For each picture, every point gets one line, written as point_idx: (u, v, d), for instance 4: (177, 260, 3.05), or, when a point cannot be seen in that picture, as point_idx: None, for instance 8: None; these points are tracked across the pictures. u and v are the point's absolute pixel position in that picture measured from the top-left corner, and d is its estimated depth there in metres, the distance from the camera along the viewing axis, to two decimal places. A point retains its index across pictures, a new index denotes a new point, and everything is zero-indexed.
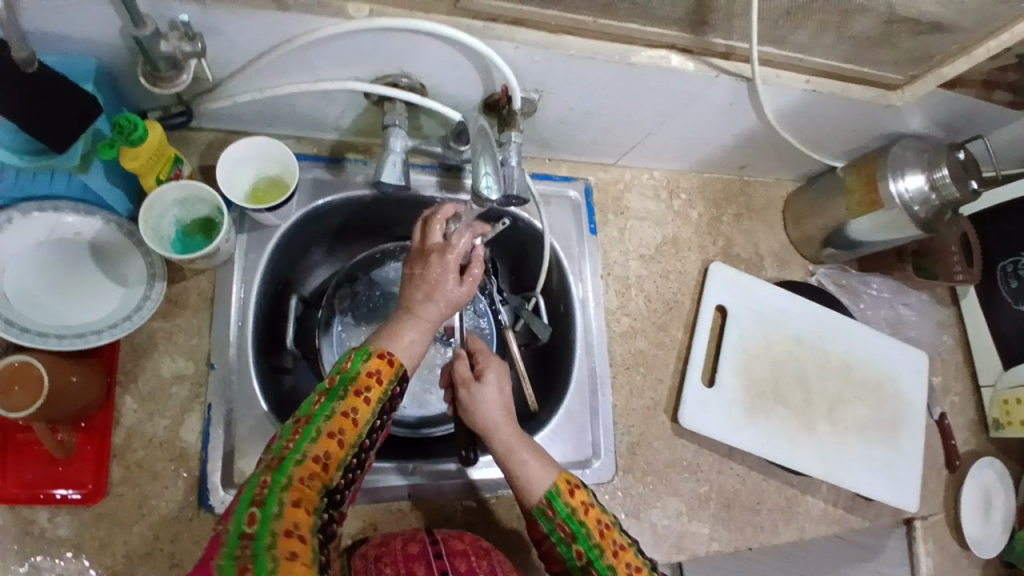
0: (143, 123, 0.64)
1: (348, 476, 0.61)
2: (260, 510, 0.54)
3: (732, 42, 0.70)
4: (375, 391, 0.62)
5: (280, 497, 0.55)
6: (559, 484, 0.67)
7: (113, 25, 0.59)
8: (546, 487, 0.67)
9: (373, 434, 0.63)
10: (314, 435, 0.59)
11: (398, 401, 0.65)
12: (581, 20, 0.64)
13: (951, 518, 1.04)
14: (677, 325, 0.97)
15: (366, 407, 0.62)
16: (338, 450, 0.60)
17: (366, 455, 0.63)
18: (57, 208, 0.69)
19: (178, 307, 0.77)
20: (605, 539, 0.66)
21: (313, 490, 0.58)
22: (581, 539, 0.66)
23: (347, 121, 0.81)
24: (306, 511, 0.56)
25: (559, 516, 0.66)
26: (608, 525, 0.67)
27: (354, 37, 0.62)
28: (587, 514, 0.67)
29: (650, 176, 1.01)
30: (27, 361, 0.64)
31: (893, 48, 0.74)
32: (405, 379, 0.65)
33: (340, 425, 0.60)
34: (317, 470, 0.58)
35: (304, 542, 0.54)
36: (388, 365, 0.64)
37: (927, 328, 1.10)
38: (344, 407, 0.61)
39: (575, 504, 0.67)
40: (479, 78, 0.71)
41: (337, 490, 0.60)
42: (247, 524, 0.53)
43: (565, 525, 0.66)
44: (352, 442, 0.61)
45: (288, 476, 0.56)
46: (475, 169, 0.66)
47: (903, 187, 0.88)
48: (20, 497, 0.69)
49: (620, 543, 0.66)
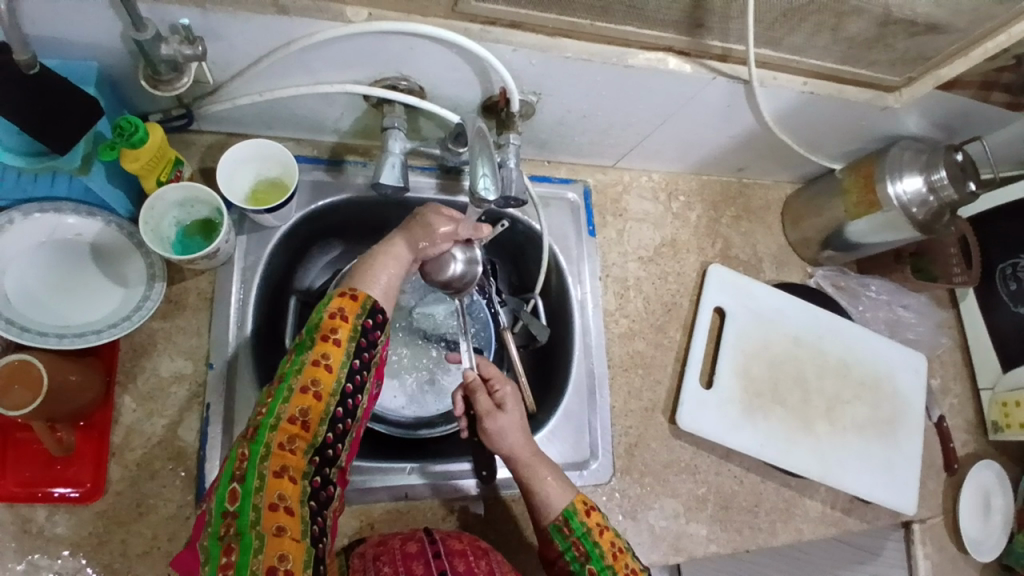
0: (143, 125, 0.65)
1: (335, 429, 0.62)
2: (241, 485, 0.56)
3: (728, 44, 0.71)
4: (342, 333, 0.62)
5: (262, 468, 0.57)
6: (576, 504, 0.71)
7: (115, 28, 0.59)
8: (563, 504, 0.71)
9: (354, 377, 0.63)
10: (286, 394, 0.60)
11: (374, 340, 0.65)
12: (578, 22, 0.65)
13: (949, 520, 1.04)
14: (675, 326, 0.97)
15: (336, 351, 0.62)
16: (314, 404, 0.60)
17: (353, 402, 0.63)
18: (58, 209, 0.70)
19: (178, 307, 0.78)
20: (617, 560, 0.69)
21: (297, 454, 0.59)
22: (594, 559, 0.69)
23: (346, 123, 0.81)
24: (292, 479, 0.58)
25: (575, 534, 0.70)
26: (620, 548, 0.70)
27: (354, 40, 0.63)
28: (601, 535, 0.70)
29: (649, 177, 1.02)
30: (27, 360, 0.64)
31: (890, 49, 0.74)
32: (375, 313, 0.65)
33: (311, 375, 0.60)
34: (297, 431, 0.59)
35: (290, 513, 0.57)
36: (351, 304, 0.63)
37: (926, 329, 1.10)
38: (313, 356, 0.61)
39: (591, 524, 0.70)
40: (478, 81, 0.71)
41: (326, 446, 0.61)
42: (229, 501, 0.56)
43: (580, 543, 0.69)
44: (329, 392, 0.61)
45: (266, 443, 0.58)
46: (474, 171, 0.65)
47: (901, 189, 0.88)
48: (20, 495, 0.69)
49: (631, 566, 0.69)
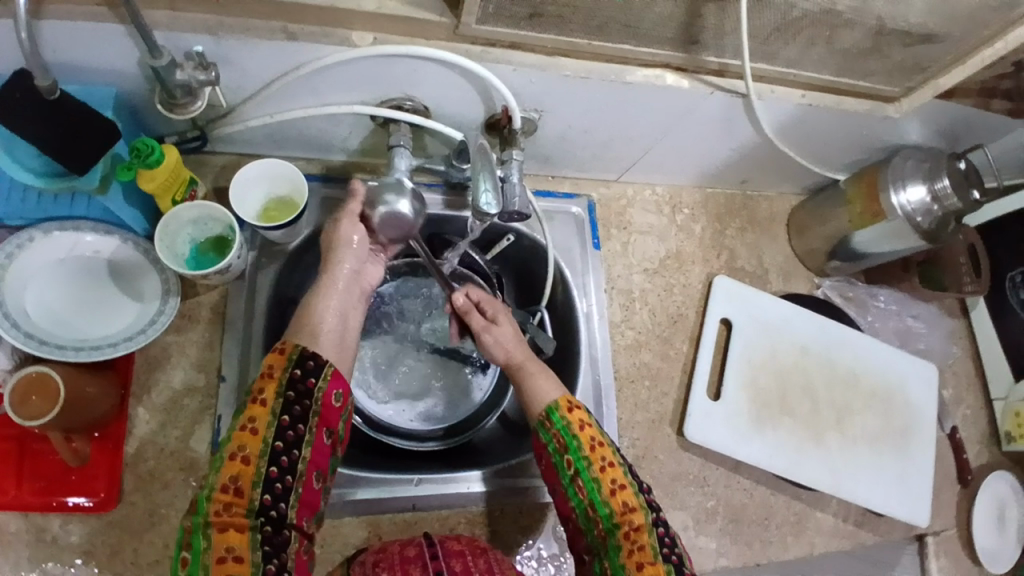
0: (159, 146, 0.68)
1: (274, 489, 0.59)
2: (190, 552, 0.56)
3: (724, 59, 0.72)
4: (268, 391, 0.61)
5: (206, 533, 0.57)
6: (559, 401, 0.71)
7: (133, 55, 0.62)
8: (548, 401, 0.72)
9: (286, 433, 0.61)
10: (217, 463, 0.59)
11: (306, 392, 0.62)
12: (576, 42, 0.67)
13: (965, 533, 1.03)
14: (681, 337, 0.98)
15: (262, 412, 0.60)
16: (244, 469, 0.58)
17: (292, 457, 0.61)
18: (77, 227, 0.73)
19: (192, 321, 0.81)
20: (594, 453, 0.69)
21: (238, 516, 0.58)
22: (572, 450, 0.69)
23: (354, 142, 0.84)
24: (238, 534, 0.57)
25: (556, 427, 0.70)
26: (600, 442, 0.70)
27: (359, 62, 0.65)
28: (581, 430, 0.70)
29: (652, 191, 1.03)
30: (44, 373, 0.66)
31: (886, 60, 0.75)
32: (305, 359, 0.63)
33: (238, 441, 0.59)
34: (231, 499, 0.58)
35: (242, 562, 0.56)
36: (280, 360, 0.63)
37: (937, 339, 1.09)
38: (241, 422, 0.60)
39: (572, 420, 0.70)
40: (480, 100, 0.73)
41: (269, 505, 0.59)
42: (181, 567, 0.56)
43: (559, 436, 0.70)
44: (259, 453, 0.59)
45: (205, 513, 0.57)
46: (475, 186, 0.67)
47: (904, 199, 0.88)
48: (33, 505, 0.71)
49: (608, 459, 0.69)
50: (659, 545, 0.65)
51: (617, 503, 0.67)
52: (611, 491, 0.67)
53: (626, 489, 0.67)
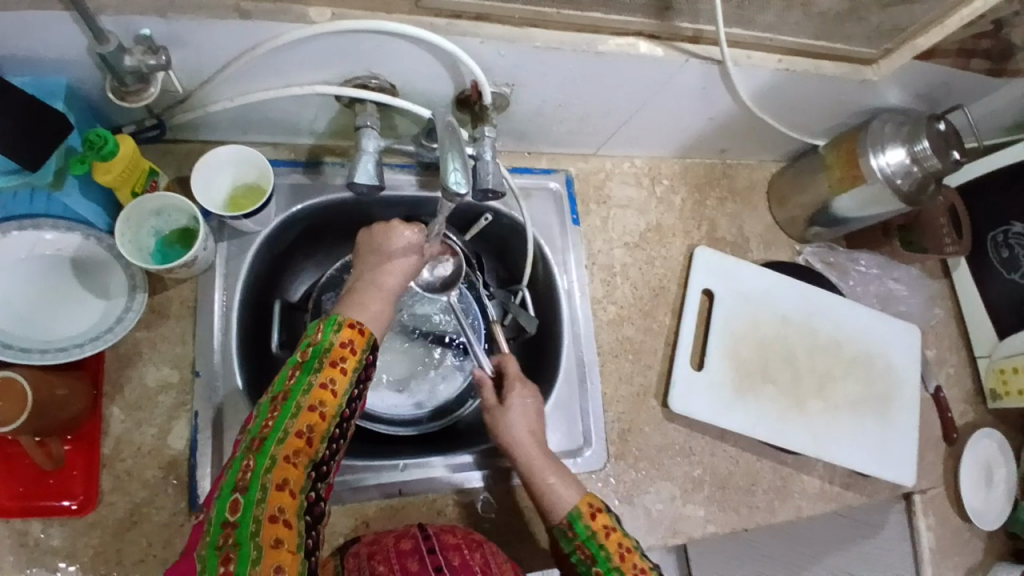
0: (112, 137, 0.65)
1: (333, 449, 0.63)
2: (244, 497, 0.56)
3: (699, 25, 0.70)
4: (349, 362, 0.65)
5: (265, 481, 0.57)
6: (580, 507, 0.70)
7: (80, 43, 0.59)
8: (569, 507, 0.71)
9: (353, 404, 0.65)
10: (294, 410, 0.61)
11: (371, 373, 0.68)
12: (544, 11, 0.64)
13: (951, 491, 1.04)
14: (664, 310, 0.97)
15: (342, 377, 0.64)
16: (319, 422, 0.62)
17: (349, 427, 0.65)
18: (36, 224, 0.70)
19: (161, 316, 0.78)
20: (624, 562, 0.68)
21: (298, 468, 0.60)
22: (600, 561, 0.68)
23: (322, 123, 0.81)
24: (291, 492, 0.58)
25: (580, 537, 0.69)
26: (628, 548, 0.69)
27: (319, 40, 0.62)
28: (607, 537, 0.69)
29: (631, 163, 1.01)
30: (10, 377, 0.64)
31: (864, 22, 0.73)
32: (376, 349, 0.68)
33: (319, 397, 0.62)
34: (301, 446, 0.60)
35: (289, 526, 0.57)
36: (358, 338, 0.67)
37: (918, 301, 1.10)
38: (321, 379, 0.63)
39: (596, 527, 0.69)
40: (448, 75, 0.71)
41: (323, 465, 0.62)
42: (230, 512, 0.55)
43: (585, 547, 0.69)
44: (333, 414, 0.63)
45: (272, 456, 0.59)
46: (443, 166, 0.64)
47: (883, 161, 0.87)
48: (12, 509, 0.70)
49: (639, 566, 0.68)
50: None
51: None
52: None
53: None
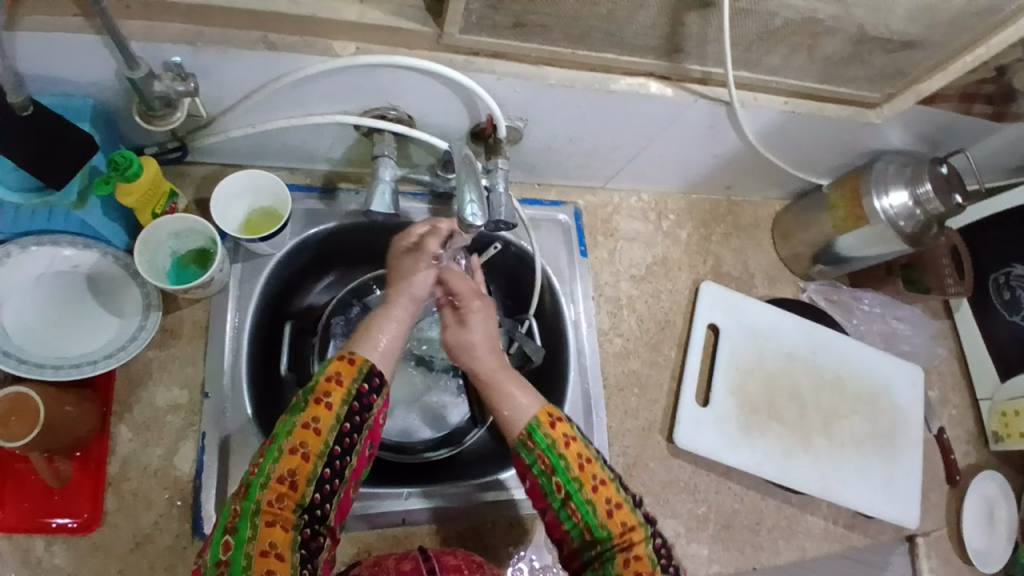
0: (137, 159, 0.67)
1: (323, 488, 0.61)
2: (234, 536, 0.57)
3: (707, 67, 0.72)
4: (334, 396, 0.63)
5: (254, 521, 0.58)
6: (540, 416, 0.67)
7: (111, 68, 0.62)
8: (528, 419, 0.67)
9: (344, 439, 0.63)
10: (276, 455, 0.60)
11: (366, 404, 0.65)
12: (558, 51, 0.67)
13: (955, 534, 1.03)
14: (669, 344, 0.98)
15: (327, 415, 0.62)
16: (302, 464, 0.60)
17: (343, 463, 0.63)
18: (54, 242, 0.71)
19: (173, 336, 0.79)
20: (584, 472, 0.66)
21: (287, 510, 0.59)
22: (559, 472, 0.65)
23: (338, 152, 0.83)
24: (282, 529, 0.58)
25: (539, 447, 0.66)
26: (588, 459, 0.67)
27: (340, 73, 0.65)
28: (568, 447, 0.66)
29: (638, 198, 1.03)
30: (23, 393, 0.65)
31: (867, 67, 0.76)
32: (371, 376, 0.66)
33: (301, 438, 0.61)
34: (285, 491, 0.59)
35: (282, 559, 0.57)
36: (347, 368, 0.65)
37: (921, 341, 1.11)
38: (303, 419, 0.61)
39: (556, 437, 0.67)
40: (464, 110, 0.73)
41: (316, 505, 0.61)
42: (222, 552, 0.56)
43: (545, 457, 0.66)
44: (318, 453, 0.61)
45: (257, 501, 0.58)
46: (459, 196, 0.66)
47: (886, 203, 0.89)
48: (17, 526, 0.70)
49: (599, 476, 0.66)
50: (654, 556, 0.64)
51: (615, 523, 0.64)
52: (607, 512, 0.65)
53: (622, 509, 0.65)
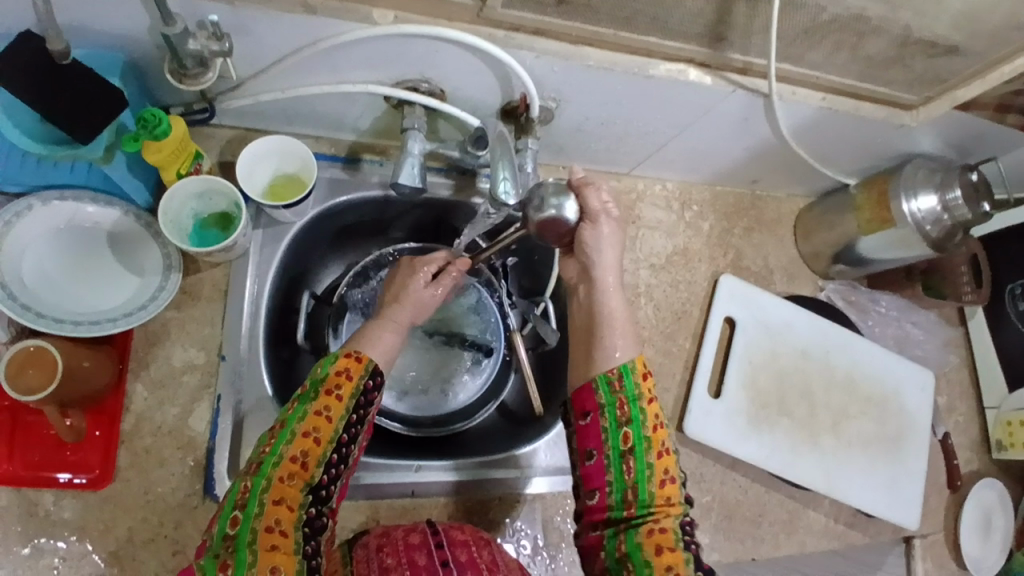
0: (167, 117, 0.65)
1: (331, 472, 0.61)
2: (242, 512, 0.57)
3: (749, 57, 0.71)
4: (345, 389, 0.62)
5: (262, 498, 0.57)
6: (636, 364, 0.64)
7: (143, 22, 0.60)
8: (624, 360, 0.64)
9: (352, 429, 0.62)
10: (288, 436, 0.60)
11: (372, 400, 0.64)
12: (601, 32, 0.65)
13: (950, 537, 1.04)
14: (684, 335, 0.97)
15: (338, 404, 0.62)
16: (314, 447, 0.60)
17: (349, 451, 0.63)
18: (77, 198, 0.71)
19: (192, 298, 0.79)
20: (655, 435, 0.62)
21: (295, 488, 0.58)
22: (635, 424, 0.62)
23: (365, 122, 0.82)
24: (289, 507, 0.58)
25: (625, 393, 0.62)
26: (662, 424, 0.63)
27: (377, 41, 0.63)
28: (649, 405, 0.63)
29: (662, 186, 1.02)
30: (43, 346, 0.65)
31: (908, 68, 0.74)
32: (376, 375, 0.65)
33: (313, 423, 0.60)
34: (296, 470, 0.59)
35: (285, 534, 0.57)
36: (356, 364, 0.64)
37: (934, 347, 1.11)
38: (316, 406, 0.61)
39: (644, 391, 0.63)
40: (499, 86, 0.72)
41: (322, 487, 0.60)
42: (230, 526, 0.56)
43: (626, 405, 0.62)
44: (328, 440, 0.61)
45: (268, 477, 0.58)
46: (493, 174, 0.66)
47: (915, 206, 0.88)
48: (26, 479, 0.70)
49: (666, 446, 0.63)
50: (681, 534, 0.60)
51: (662, 494, 0.61)
52: (660, 482, 0.61)
53: (675, 484, 0.62)
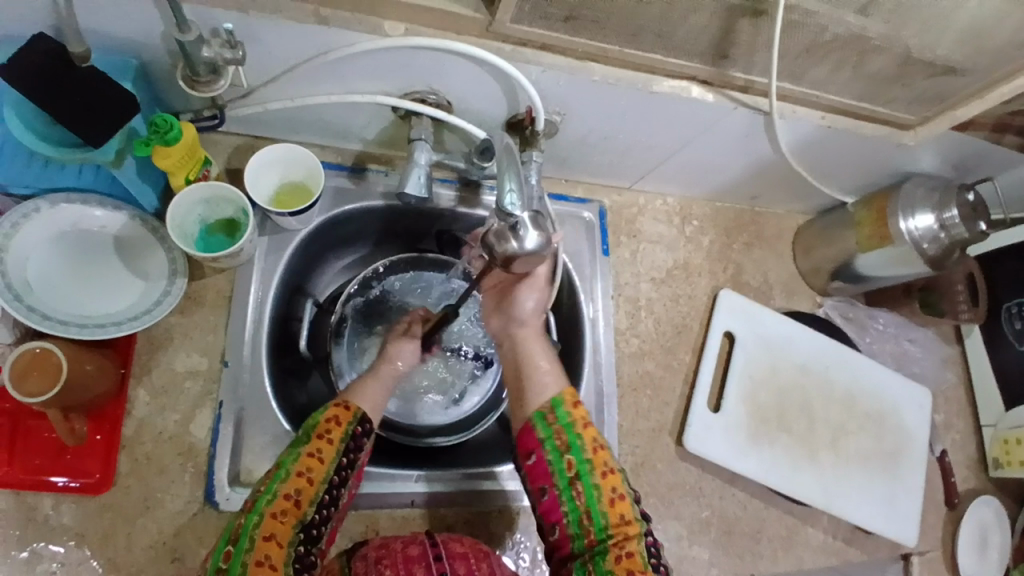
0: (178, 123, 0.66)
1: (322, 511, 0.62)
2: (234, 547, 0.57)
3: (751, 75, 0.72)
4: (335, 432, 0.64)
5: (253, 534, 0.58)
6: (564, 395, 0.70)
7: (157, 29, 0.61)
8: (552, 394, 0.70)
9: (343, 471, 0.64)
10: (282, 474, 0.61)
11: (362, 444, 0.66)
12: (607, 48, 0.66)
13: (948, 556, 1.04)
14: (684, 348, 0.98)
15: (329, 446, 0.64)
16: (306, 486, 0.61)
17: (340, 494, 0.64)
18: (85, 201, 0.72)
19: (197, 304, 0.79)
20: (596, 456, 0.67)
21: (286, 525, 0.59)
22: (575, 450, 0.67)
23: (371, 132, 0.83)
24: (279, 544, 0.58)
25: (560, 422, 0.68)
26: (601, 445, 0.68)
27: (385, 53, 0.64)
28: (585, 429, 0.68)
29: (663, 201, 1.03)
30: (47, 350, 0.66)
31: (907, 89, 0.76)
32: (365, 421, 0.67)
33: (306, 463, 0.62)
34: (288, 507, 0.60)
35: (276, 570, 0.57)
36: (346, 411, 0.66)
37: (931, 365, 1.11)
38: (309, 447, 0.63)
39: (576, 416, 0.69)
40: (505, 98, 0.73)
41: (314, 525, 0.61)
42: (223, 560, 0.57)
43: (563, 433, 0.68)
44: (320, 479, 0.62)
45: (260, 513, 0.59)
46: (500, 185, 0.65)
47: (912, 224, 0.89)
48: (26, 483, 0.70)
49: (610, 465, 0.67)
50: (647, 555, 0.63)
51: (614, 513, 0.65)
52: (610, 501, 0.66)
53: (625, 500, 0.66)
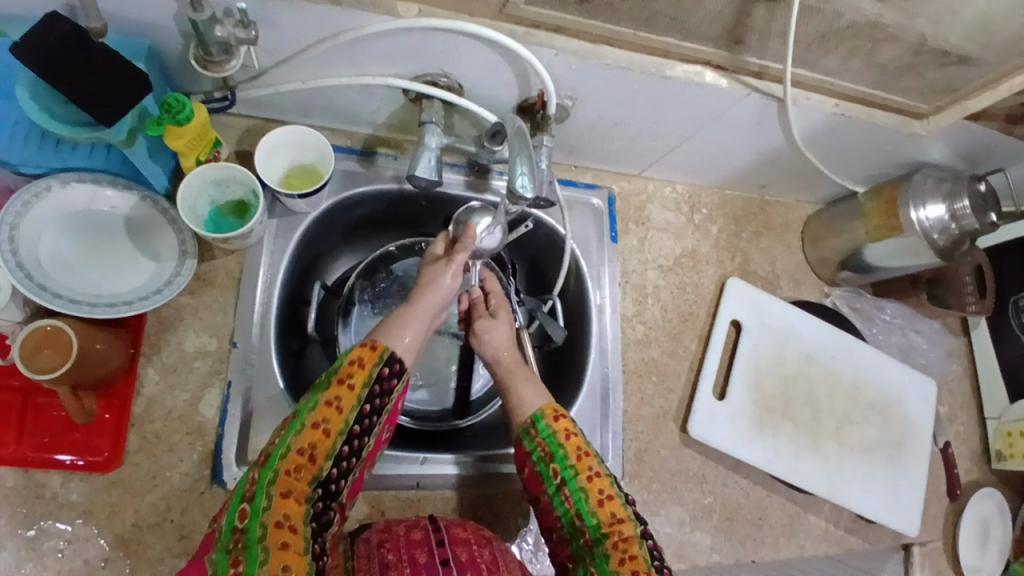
0: (190, 103, 0.66)
1: (341, 464, 0.62)
2: (250, 506, 0.58)
3: (766, 61, 0.71)
4: (357, 378, 0.63)
5: (269, 491, 0.58)
6: (544, 409, 0.71)
7: (169, 9, 0.61)
8: (534, 410, 0.71)
9: (364, 420, 0.63)
10: (298, 427, 0.61)
11: (386, 388, 0.65)
12: (620, 31, 0.66)
13: (949, 546, 1.05)
14: (691, 336, 0.98)
15: (349, 394, 0.62)
16: (323, 440, 0.61)
17: (361, 443, 0.64)
18: (95, 180, 0.72)
19: (206, 285, 0.79)
20: (581, 462, 0.68)
21: (303, 482, 0.60)
22: (557, 458, 0.68)
23: (382, 116, 0.83)
24: (297, 501, 0.59)
25: (541, 435, 0.70)
26: (586, 451, 0.69)
27: (397, 34, 0.64)
28: (568, 439, 0.69)
29: (672, 189, 1.03)
30: (59, 327, 0.66)
31: (922, 77, 0.75)
32: (393, 361, 0.66)
33: (323, 414, 0.61)
34: (303, 462, 0.60)
35: (295, 531, 0.57)
36: (368, 355, 0.65)
37: (937, 355, 1.11)
38: (326, 397, 0.62)
39: (557, 428, 0.70)
40: (517, 83, 0.73)
41: (331, 481, 0.61)
42: (239, 519, 0.57)
43: (545, 444, 0.69)
44: (337, 431, 0.61)
45: (275, 470, 0.59)
46: (511, 169, 0.66)
47: (923, 214, 0.89)
48: (32, 460, 0.70)
49: (595, 469, 0.69)
50: (650, 557, 0.64)
51: (604, 512, 0.66)
52: (599, 502, 0.67)
53: (614, 500, 0.67)
